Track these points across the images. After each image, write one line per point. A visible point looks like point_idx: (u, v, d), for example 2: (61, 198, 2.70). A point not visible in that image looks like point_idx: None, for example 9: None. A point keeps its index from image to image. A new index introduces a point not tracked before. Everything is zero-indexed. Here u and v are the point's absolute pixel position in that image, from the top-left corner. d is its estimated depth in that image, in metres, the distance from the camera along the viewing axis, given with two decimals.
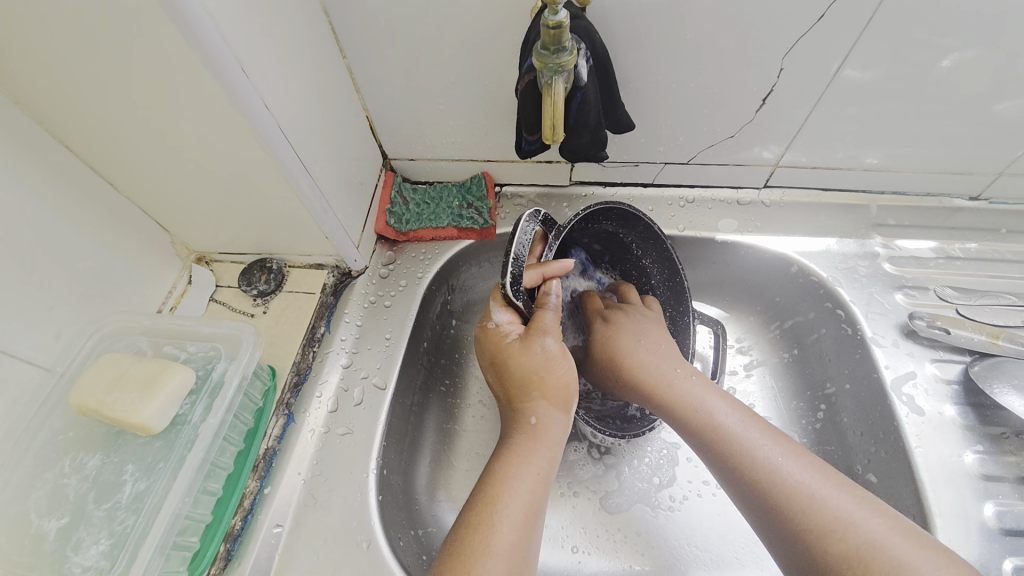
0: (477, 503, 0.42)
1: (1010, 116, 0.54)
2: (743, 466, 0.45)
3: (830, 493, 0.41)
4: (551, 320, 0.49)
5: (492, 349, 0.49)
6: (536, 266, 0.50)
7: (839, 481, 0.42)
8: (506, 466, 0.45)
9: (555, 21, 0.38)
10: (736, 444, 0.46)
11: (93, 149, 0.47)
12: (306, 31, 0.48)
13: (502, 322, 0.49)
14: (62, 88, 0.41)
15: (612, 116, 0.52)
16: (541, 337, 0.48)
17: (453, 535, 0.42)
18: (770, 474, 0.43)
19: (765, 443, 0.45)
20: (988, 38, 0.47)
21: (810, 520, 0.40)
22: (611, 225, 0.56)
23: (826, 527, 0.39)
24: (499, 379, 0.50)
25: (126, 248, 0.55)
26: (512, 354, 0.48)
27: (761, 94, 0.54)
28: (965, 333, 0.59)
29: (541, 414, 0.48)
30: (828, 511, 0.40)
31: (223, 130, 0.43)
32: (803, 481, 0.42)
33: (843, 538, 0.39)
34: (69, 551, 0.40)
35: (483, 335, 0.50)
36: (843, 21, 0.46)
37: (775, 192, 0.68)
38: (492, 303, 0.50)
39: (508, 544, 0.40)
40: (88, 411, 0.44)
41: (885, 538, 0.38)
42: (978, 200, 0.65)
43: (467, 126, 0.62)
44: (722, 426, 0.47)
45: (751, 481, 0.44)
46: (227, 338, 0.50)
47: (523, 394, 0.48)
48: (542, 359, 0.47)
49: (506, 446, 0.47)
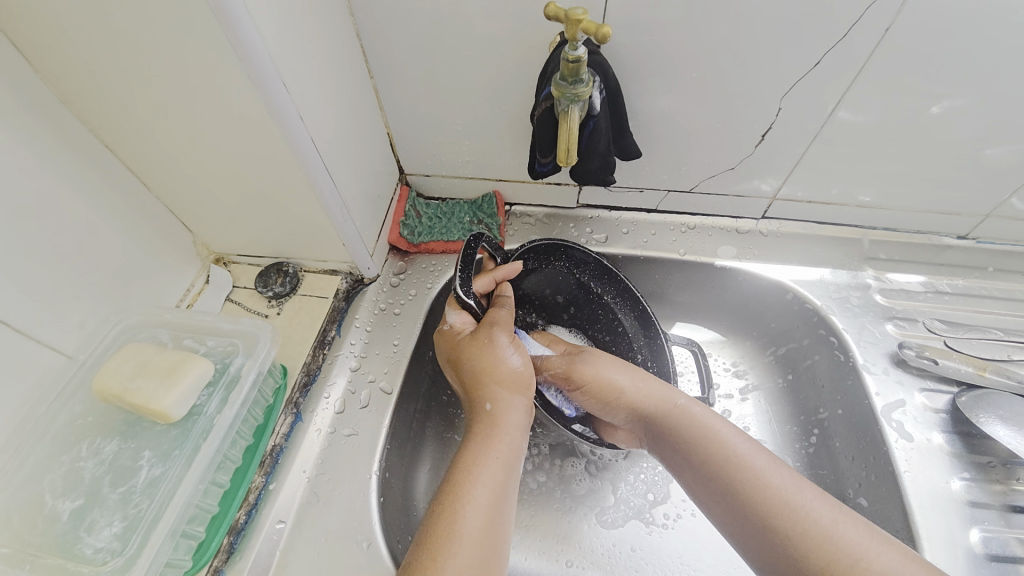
0: (444, 493, 0.43)
1: (993, 161, 0.57)
2: (750, 493, 0.44)
3: (843, 527, 0.40)
4: (502, 314, 0.55)
5: (448, 347, 0.54)
6: (486, 274, 0.59)
7: (843, 509, 0.42)
8: (472, 452, 0.46)
9: (574, 55, 0.42)
10: (744, 471, 0.45)
11: (132, 150, 0.51)
12: (341, 53, 0.52)
13: (456, 322, 0.55)
14: (112, 94, 0.44)
15: (620, 144, 0.56)
16: (490, 330, 0.53)
17: (425, 527, 0.42)
18: (781, 505, 0.42)
19: (776, 471, 0.44)
20: (973, 89, 0.51)
21: (823, 558, 0.39)
22: (563, 265, 0.66)
23: (843, 567, 0.38)
24: (457, 374, 0.53)
25: (153, 245, 0.57)
26: (465, 348, 0.52)
27: (761, 130, 0.58)
28: (953, 364, 0.61)
29: (496, 401, 0.50)
30: (841, 548, 0.39)
31: (258, 137, 0.46)
32: (816, 512, 0.41)
33: (861, 575, 0.37)
34: (82, 532, 0.42)
35: (440, 337, 0.56)
36: (836, 67, 0.50)
37: (772, 223, 0.71)
38: (448, 307, 0.57)
39: (479, 530, 0.41)
40: (110, 396, 0.46)
41: (898, 574, 0.37)
42: (967, 239, 0.68)
43: (482, 147, 0.65)
44: (730, 451, 0.46)
45: (760, 512, 0.43)
46: (245, 335, 0.52)
47: (480, 383, 0.50)
48: (491, 348, 0.52)
49: (469, 435, 0.48)
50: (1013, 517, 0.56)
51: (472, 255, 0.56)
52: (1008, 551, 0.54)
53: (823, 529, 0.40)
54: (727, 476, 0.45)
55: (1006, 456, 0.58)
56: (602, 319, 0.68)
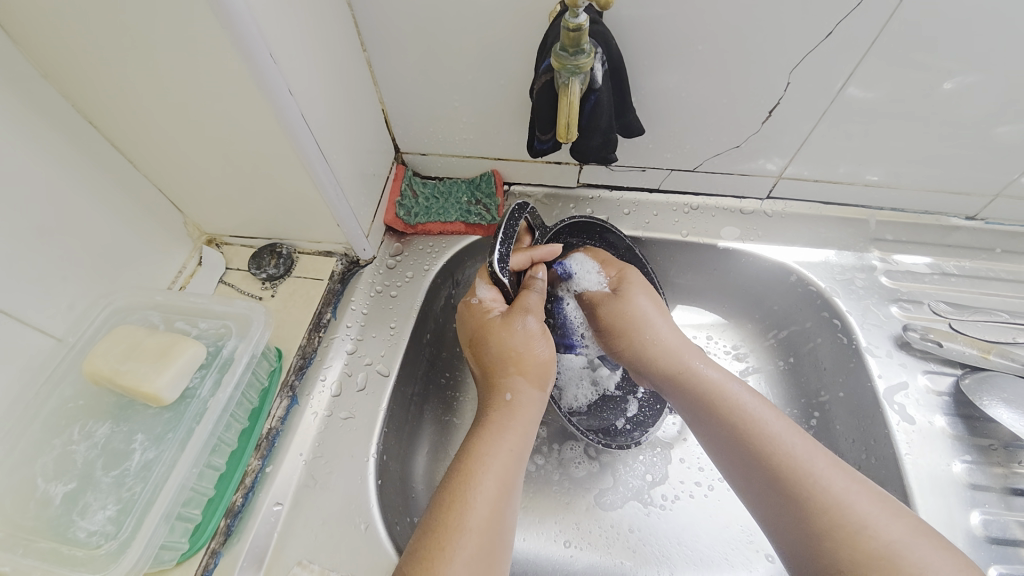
0: (453, 481, 0.43)
1: (1007, 140, 0.55)
2: (762, 455, 0.44)
3: (854, 496, 0.40)
4: (534, 301, 0.53)
5: (474, 325, 0.52)
6: (525, 251, 0.56)
7: (862, 483, 0.42)
8: (485, 440, 0.45)
9: (575, 23, 0.40)
10: (757, 435, 0.45)
11: (117, 127, 0.49)
12: (331, 23, 0.49)
13: (485, 298, 0.54)
14: (91, 65, 0.42)
15: (622, 120, 0.54)
16: (523, 314, 0.51)
17: (431, 512, 0.42)
18: (791, 468, 0.43)
19: (789, 437, 0.45)
20: (992, 62, 0.48)
21: (830, 520, 0.40)
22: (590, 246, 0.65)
23: (850, 534, 0.39)
24: (478, 358, 0.52)
25: (141, 226, 0.56)
26: (490, 328, 0.51)
27: (768, 106, 0.56)
28: (957, 347, 0.60)
29: (517, 391, 0.49)
30: (849, 514, 0.39)
31: (247, 113, 0.45)
32: (828, 478, 0.42)
33: (866, 542, 0.38)
34: (75, 515, 0.42)
35: (467, 311, 0.54)
36: (850, 40, 0.48)
37: (777, 203, 0.70)
38: (479, 281, 0.55)
39: (483, 520, 0.41)
40: (100, 379, 0.45)
41: (904, 545, 0.37)
42: (975, 219, 0.67)
43: (480, 124, 0.63)
44: (743, 412, 0.47)
45: (771, 473, 0.43)
46: (238, 317, 0.52)
47: (502, 369, 0.50)
48: (521, 336, 0.50)
49: (483, 422, 0.47)
50: (1012, 499, 0.56)
51: (512, 231, 0.52)
52: (1007, 534, 0.54)
53: (832, 494, 0.41)
54: (739, 436, 0.46)
55: (1007, 439, 0.58)
56: None
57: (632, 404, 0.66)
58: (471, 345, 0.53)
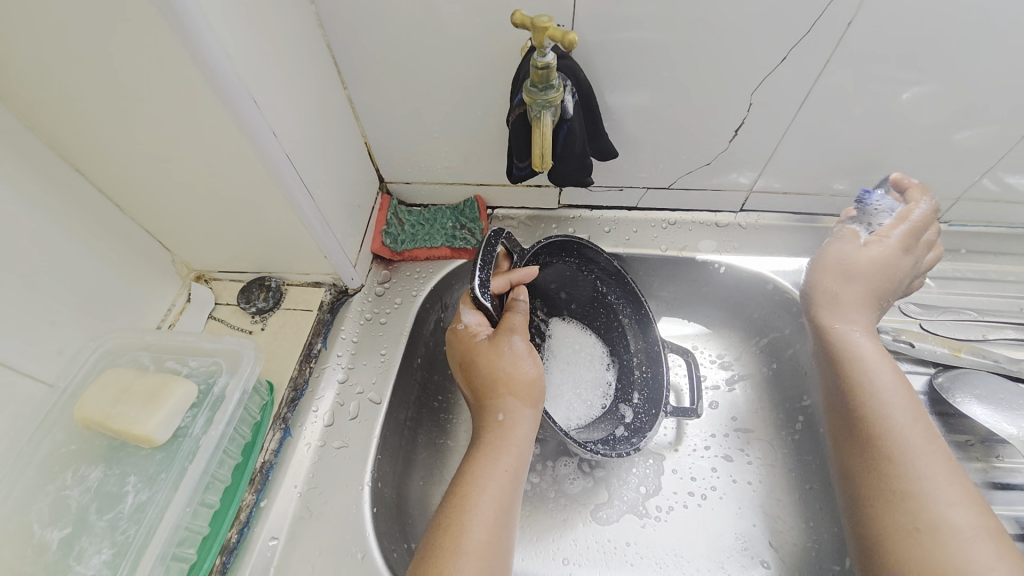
0: (448, 505, 0.45)
1: (965, 145, 0.59)
2: (881, 436, 0.50)
3: (944, 484, 0.46)
4: (520, 321, 0.54)
5: (463, 350, 0.53)
6: (503, 275, 0.57)
7: (962, 478, 0.46)
8: (479, 463, 0.47)
9: (543, 62, 0.42)
10: (881, 420, 0.51)
11: (104, 173, 0.50)
12: (311, 64, 0.52)
13: (471, 323, 0.54)
14: (79, 117, 0.44)
15: (596, 145, 0.56)
16: (508, 332, 0.52)
17: (428, 537, 0.44)
18: (897, 443, 0.49)
19: (911, 429, 0.49)
20: (937, 75, 0.52)
21: (920, 495, 0.46)
22: (572, 263, 0.67)
23: (925, 506, 0.45)
24: (469, 380, 0.53)
25: (129, 267, 0.57)
26: (478, 350, 0.52)
27: (734, 125, 0.59)
28: (928, 346, 0.63)
29: (509, 411, 0.50)
30: (940, 495, 0.45)
31: (233, 156, 0.46)
32: (931, 465, 0.47)
33: (946, 517, 0.44)
34: (72, 560, 0.41)
35: (454, 337, 0.55)
36: (805, 60, 0.51)
37: (750, 215, 0.73)
38: (463, 307, 0.56)
39: (480, 539, 0.43)
40: (92, 423, 0.46)
41: (967, 534, 0.43)
42: (939, 222, 0.70)
43: (461, 152, 0.65)
44: (874, 386, 0.52)
45: (877, 440, 0.50)
46: (228, 353, 0.52)
47: (492, 391, 0.51)
48: (510, 357, 0.51)
49: (477, 444, 0.49)
50: (995, 493, 0.57)
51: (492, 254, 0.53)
52: None
53: (930, 478, 0.46)
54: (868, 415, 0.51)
55: (984, 435, 0.60)
56: (600, 316, 0.70)
57: (627, 412, 0.66)
58: (462, 368, 0.54)
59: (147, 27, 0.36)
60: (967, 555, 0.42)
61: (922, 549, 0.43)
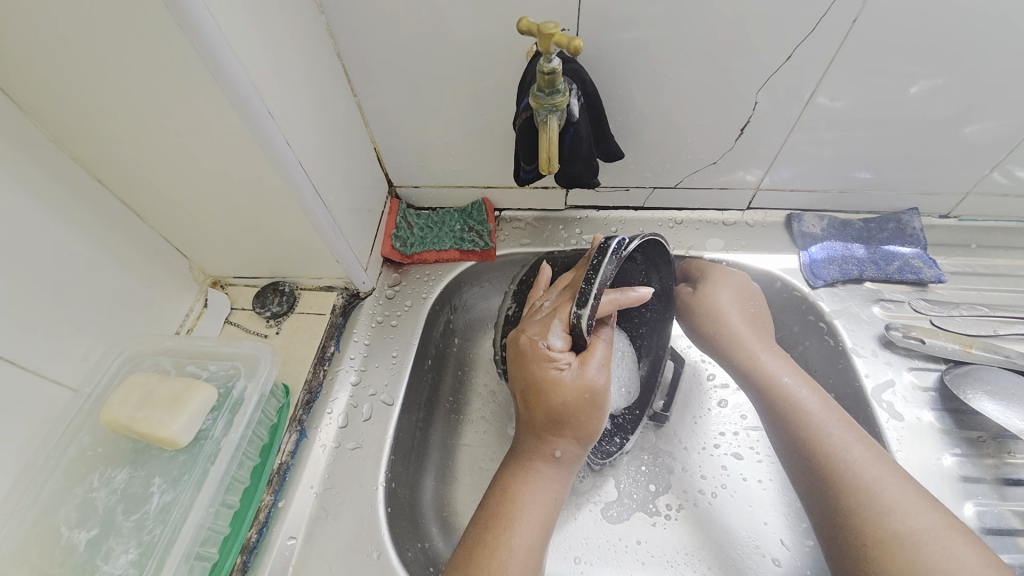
0: (492, 524, 0.47)
1: (974, 139, 0.59)
2: (812, 453, 0.50)
3: (886, 486, 0.45)
4: (603, 355, 0.47)
5: (535, 379, 0.47)
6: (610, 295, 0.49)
7: (897, 474, 0.47)
8: (525, 488, 0.48)
9: (549, 67, 0.43)
10: (810, 426, 0.51)
11: (125, 184, 0.52)
12: (321, 73, 0.52)
13: (554, 346, 0.47)
14: (101, 130, 0.46)
15: (602, 146, 0.57)
16: (594, 373, 0.46)
17: (468, 545, 0.47)
18: (827, 451, 0.49)
19: (836, 431, 0.50)
20: (944, 70, 0.52)
21: (860, 507, 0.45)
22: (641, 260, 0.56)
23: (873, 512, 0.44)
24: (529, 408, 0.49)
25: (147, 273, 0.58)
26: (554, 385, 0.46)
27: (740, 124, 0.59)
28: (939, 342, 0.63)
29: (565, 449, 0.49)
30: (878, 502, 0.45)
31: (248, 166, 0.48)
32: (863, 470, 0.47)
33: (891, 526, 0.43)
34: (100, 560, 0.43)
35: (530, 355, 0.47)
36: (811, 58, 0.52)
37: (758, 213, 0.73)
38: (554, 322, 0.47)
39: (522, 562, 0.45)
40: (117, 427, 0.47)
41: (923, 538, 0.42)
42: (949, 217, 0.70)
43: (469, 155, 0.66)
44: (790, 396, 0.54)
45: (809, 451, 0.50)
46: (245, 357, 0.54)
47: (556, 428, 0.48)
48: (591, 398, 0.47)
49: (525, 467, 0.49)
50: (1006, 489, 0.57)
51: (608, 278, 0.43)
52: (1003, 524, 0.56)
53: (869, 485, 0.46)
54: (795, 436, 0.52)
55: (996, 431, 0.60)
56: None
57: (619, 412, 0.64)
58: (523, 394, 0.49)
59: (167, 43, 0.38)
60: (917, 563, 0.41)
61: (876, 564, 0.42)
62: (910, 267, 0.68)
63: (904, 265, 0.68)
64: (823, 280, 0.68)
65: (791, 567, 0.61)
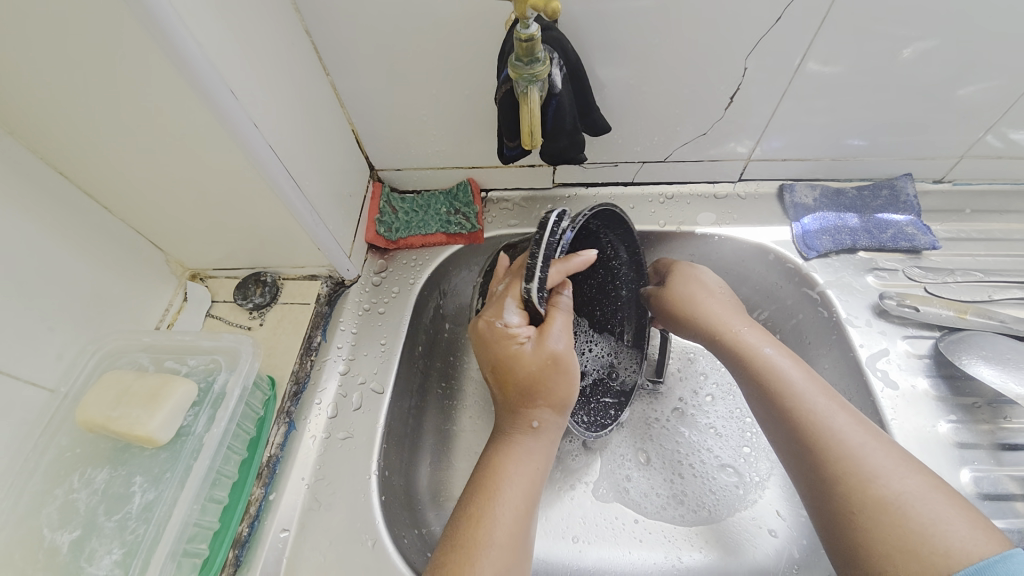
0: (478, 502, 0.44)
1: (970, 101, 0.57)
2: (796, 423, 0.49)
3: (871, 452, 0.45)
4: (561, 324, 0.46)
5: (499, 354, 0.45)
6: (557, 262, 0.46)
7: (882, 442, 0.46)
8: (501, 460, 0.46)
9: (527, 33, 0.41)
10: (793, 398, 0.50)
11: (90, 175, 0.49)
12: (288, 51, 0.50)
13: (512, 323, 0.44)
14: (54, 116, 0.43)
15: (588, 119, 0.55)
16: (554, 343, 0.45)
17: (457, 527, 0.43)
18: (813, 423, 0.48)
19: (818, 401, 0.50)
20: (942, 29, 0.50)
21: (844, 474, 0.44)
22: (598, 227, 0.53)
23: (859, 479, 0.43)
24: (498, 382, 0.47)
25: (121, 268, 0.56)
26: (516, 360, 0.45)
27: (729, 92, 0.57)
28: (933, 309, 0.62)
29: (542, 417, 0.47)
30: (863, 468, 0.44)
31: (214, 149, 0.45)
32: (847, 437, 0.46)
33: (875, 491, 0.42)
34: (83, 562, 0.42)
35: (488, 336, 0.44)
36: (801, 20, 0.49)
37: (749, 184, 0.71)
38: (507, 298, 0.44)
39: (507, 536, 0.42)
40: (94, 427, 0.46)
41: (909, 499, 0.41)
42: (943, 182, 0.69)
43: (451, 135, 0.64)
44: (773, 371, 0.53)
45: (791, 425, 0.49)
46: (226, 350, 0.53)
47: (528, 398, 0.46)
48: (558, 365, 0.45)
49: (501, 439, 0.47)
50: (1002, 454, 0.58)
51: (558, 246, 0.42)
52: (999, 489, 0.56)
53: (853, 452, 0.45)
54: (777, 407, 0.51)
55: (991, 396, 0.60)
56: None
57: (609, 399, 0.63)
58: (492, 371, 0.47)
59: (115, 20, 0.35)
60: (904, 527, 0.40)
61: (858, 530, 0.42)
62: (904, 235, 0.66)
63: (898, 232, 0.67)
64: (816, 251, 0.67)
65: (790, 539, 0.61)
